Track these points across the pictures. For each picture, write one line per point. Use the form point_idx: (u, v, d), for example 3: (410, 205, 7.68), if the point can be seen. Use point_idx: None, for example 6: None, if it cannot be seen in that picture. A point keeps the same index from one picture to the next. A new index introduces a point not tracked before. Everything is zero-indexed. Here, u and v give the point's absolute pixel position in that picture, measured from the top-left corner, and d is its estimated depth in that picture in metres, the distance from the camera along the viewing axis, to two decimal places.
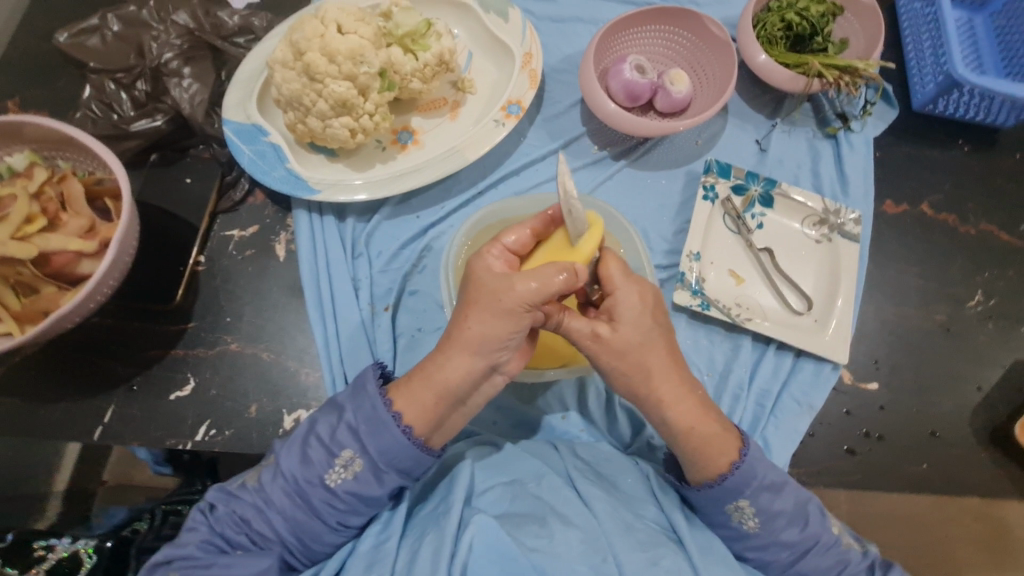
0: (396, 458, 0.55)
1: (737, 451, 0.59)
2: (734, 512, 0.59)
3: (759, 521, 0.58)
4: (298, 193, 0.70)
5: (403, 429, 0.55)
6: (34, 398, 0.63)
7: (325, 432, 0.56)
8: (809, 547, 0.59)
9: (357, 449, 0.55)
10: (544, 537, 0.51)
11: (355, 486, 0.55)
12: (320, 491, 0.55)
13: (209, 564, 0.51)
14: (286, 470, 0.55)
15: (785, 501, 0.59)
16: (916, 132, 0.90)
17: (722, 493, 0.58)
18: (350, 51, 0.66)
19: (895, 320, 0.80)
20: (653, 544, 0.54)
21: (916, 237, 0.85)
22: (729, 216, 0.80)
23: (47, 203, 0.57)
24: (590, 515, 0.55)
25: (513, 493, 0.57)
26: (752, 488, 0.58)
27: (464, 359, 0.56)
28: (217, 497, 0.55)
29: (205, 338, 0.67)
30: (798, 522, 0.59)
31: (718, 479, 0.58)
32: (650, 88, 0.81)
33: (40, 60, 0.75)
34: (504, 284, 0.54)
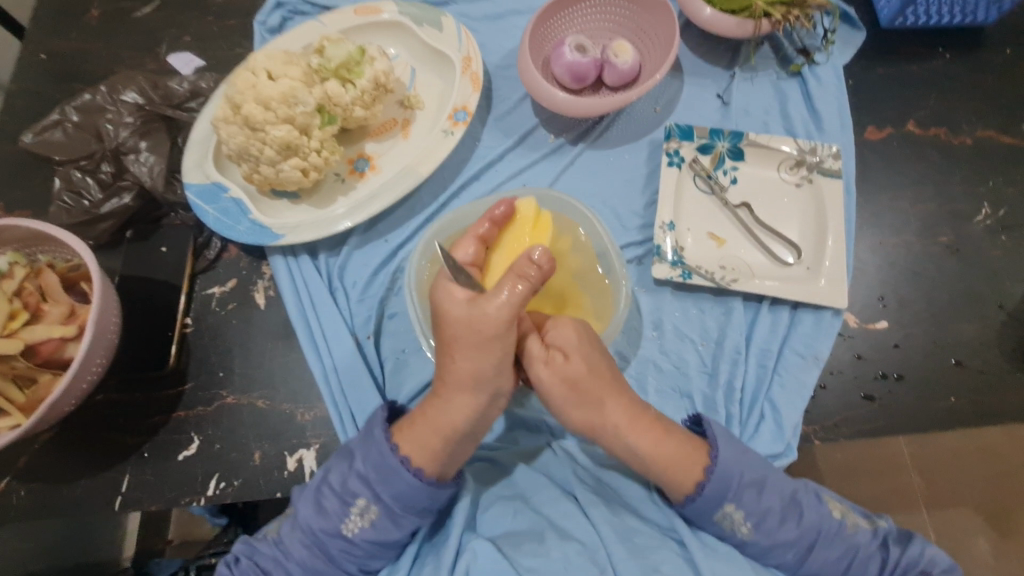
0: (409, 500, 0.56)
1: (705, 456, 0.58)
2: (724, 520, 0.57)
3: (751, 525, 0.57)
4: (265, 242, 0.72)
5: (414, 472, 0.55)
6: (57, 480, 0.66)
7: (338, 482, 0.56)
8: (813, 539, 0.57)
9: (371, 497, 0.56)
10: (542, 554, 0.53)
11: (372, 533, 0.56)
12: (338, 541, 0.56)
13: None
14: (303, 522, 0.56)
15: (771, 496, 0.57)
16: (889, 50, 0.85)
17: (704, 504, 0.57)
18: (282, 95, 0.67)
19: (896, 252, 0.75)
20: (653, 547, 0.56)
21: (908, 159, 0.80)
22: (699, 178, 0.77)
23: (29, 297, 0.61)
24: (589, 524, 0.57)
25: (514, 509, 0.59)
26: (734, 489, 0.57)
27: (464, 398, 0.57)
28: (242, 548, 0.57)
29: (203, 396, 0.69)
30: (791, 514, 0.57)
31: (695, 491, 0.57)
32: (594, 65, 0.78)
33: (14, 162, 0.79)
34: (476, 312, 0.55)
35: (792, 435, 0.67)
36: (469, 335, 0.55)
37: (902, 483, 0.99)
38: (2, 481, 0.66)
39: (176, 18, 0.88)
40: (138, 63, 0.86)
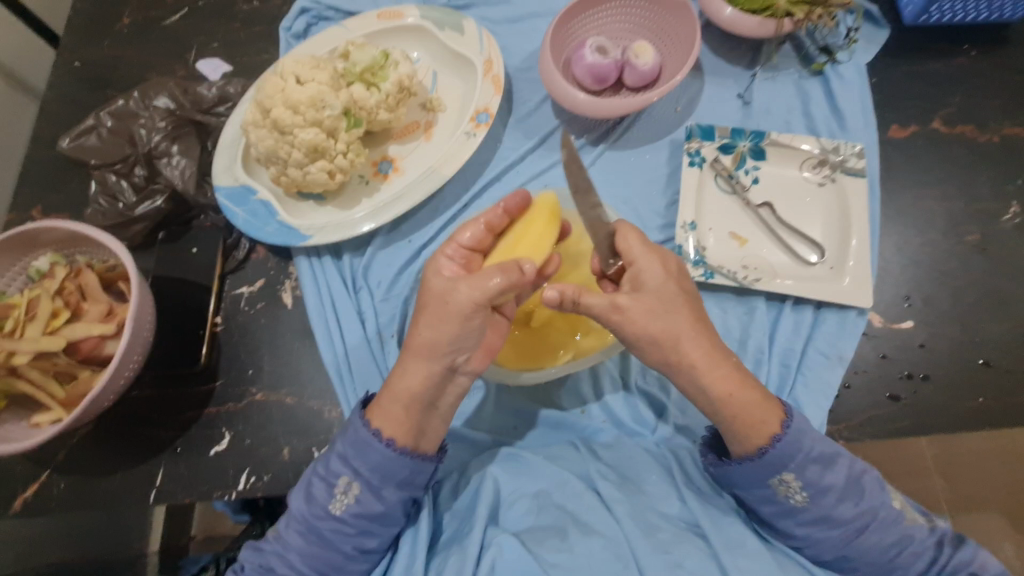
0: (389, 472, 0.56)
1: (779, 422, 0.56)
2: (780, 486, 0.56)
3: (808, 495, 0.55)
4: (293, 242, 0.74)
5: (387, 443, 0.56)
6: (94, 472, 0.68)
7: (320, 467, 0.57)
8: (867, 522, 0.55)
9: (352, 474, 0.56)
10: (565, 550, 0.52)
11: (359, 508, 0.56)
12: (328, 521, 0.56)
13: None
14: (296, 513, 0.56)
15: (837, 474, 0.56)
16: (913, 48, 0.84)
17: (763, 468, 0.56)
18: (310, 99, 0.69)
19: (921, 251, 0.74)
20: (676, 542, 0.54)
21: (933, 157, 0.79)
22: (720, 178, 0.77)
23: (69, 296, 0.63)
24: (612, 519, 0.56)
25: (538, 505, 0.59)
26: (798, 461, 0.55)
27: (420, 363, 0.57)
28: (247, 555, 0.57)
29: (233, 393, 0.71)
30: (853, 494, 0.56)
31: (758, 453, 0.56)
32: (615, 66, 0.79)
33: (52, 166, 0.82)
34: (448, 288, 0.55)
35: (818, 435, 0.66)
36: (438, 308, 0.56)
37: (925, 484, 0.98)
38: (44, 473, 0.68)
39: (205, 26, 0.91)
40: (168, 69, 0.89)
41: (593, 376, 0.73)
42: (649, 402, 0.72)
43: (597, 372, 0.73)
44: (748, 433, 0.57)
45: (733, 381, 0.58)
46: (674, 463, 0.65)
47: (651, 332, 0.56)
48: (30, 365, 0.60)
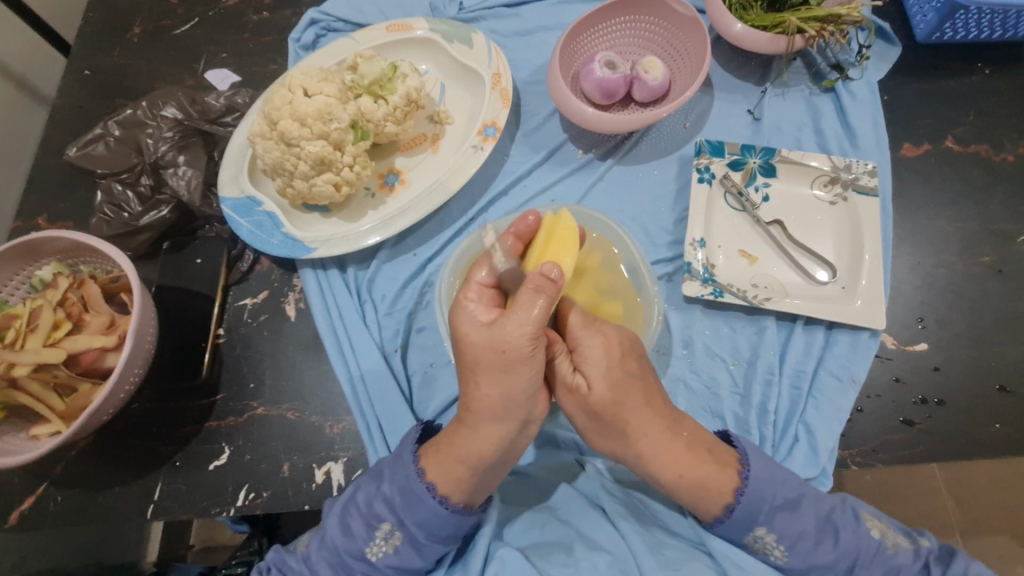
0: (434, 528, 0.55)
1: (737, 477, 0.56)
2: (755, 543, 0.56)
3: (784, 548, 0.55)
4: (297, 254, 0.73)
5: (438, 500, 0.55)
6: (91, 486, 0.67)
7: (363, 506, 0.56)
8: (852, 561, 0.55)
9: (395, 522, 0.55)
10: (569, 564, 0.52)
11: (395, 559, 0.55)
12: (362, 564, 0.56)
13: None
14: (329, 542, 0.56)
15: (805, 520, 0.55)
16: (926, 65, 0.83)
17: (735, 524, 0.56)
18: (318, 112, 0.69)
19: (934, 271, 0.73)
20: (683, 560, 0.54)
21: (946, 175, 0.78)
22: (730, 195, 0.76)
23: (71, 307, 0.62)
24: (617, 534, 0.56)
25: (542, 521, 0.59)
26: (766, 511, 0.55)
27: (493, 427, 0.55)
28: (273, 559, 0.58)
29: (234, 407, 0.70)
30: (827, 536, 0.55)
31: (724, 512, 0.56)
32: (624, 81, 0.78)
33: (57, 174, 0.82)
34: (497, 337, 0.50)
35: (828, 459, 0.65)
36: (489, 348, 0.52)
37: (933, 507, 0.95)
38: (42, 485, 0.67)
39: (214, 35, 0.91)
40: (176, 79, 0.89)
41: None
42: None
43: None
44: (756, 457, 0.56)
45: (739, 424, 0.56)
46: None
47: None
48: (30, 377, 0.59)
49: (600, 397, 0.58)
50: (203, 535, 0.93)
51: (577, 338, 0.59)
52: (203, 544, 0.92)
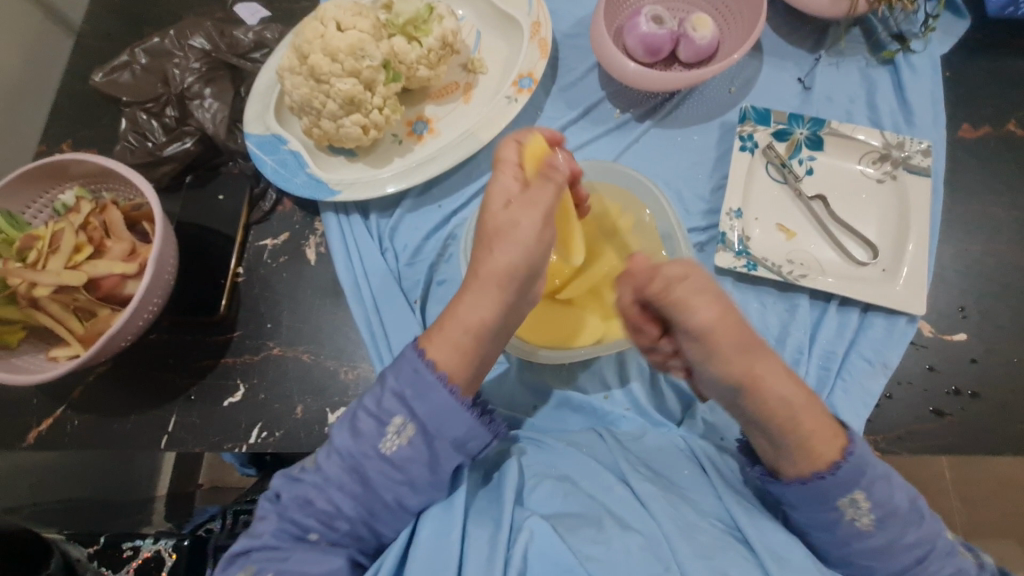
0: (446, 422, 0.54)
1: (840, 449, 0.52)
2: (848, 507, 0.52)
3: (874, 518, 0.52)
4: (320, 196, 0.71)
5: (451, 388, 0.54)
6: (107, 412, 0.68)
7: (372, 403, 0.54)
8: (925, 551, 0.52)
9: (407, 415, 0.53)
10: (602, 543, 0.49)
11: (409, 453, 0.53)
12: (376, 462, 0.53)
13: (285, 557, 0.51)
14: (340, 446, 0.54)
15: (901, 496, 0.53)
16: (995, 42, 0.78)
17: (832, 487, 0.52)
18: (349, 47, 0.66)
19: (983, 260, 0.70)
20: (717, 549, 0.50)
21: (1006, 161, 0.73)
22: (773, 165, 0.73)
23: (93, 232, 0.62)
24: (647, 516, 0.53)
25: (567, 491, 0.55)
26: (868, 478, 0.52)
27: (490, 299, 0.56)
28: (281, 484, 0.55)
29: (251, 345, 0.70)
30: (914, 518, 0.53)
31: (828, 471, 0.52)
32: (670, 38, 0.74)
33: (84, 101, 0.81)
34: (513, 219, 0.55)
35: None
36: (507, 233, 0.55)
37: (941, 504, 0.94)
38: (59, 409, 0.68)
39: None
40: (205, 11, 0.86)
41: (619, 361, 0.69)
42: (677, 392, 0.69)
43: (623, 358, 0.69)
44: (811, 458, 0.52)
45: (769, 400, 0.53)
46: (706, 463, 0.62)
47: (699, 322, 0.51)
48: (51, 299, 0.59)
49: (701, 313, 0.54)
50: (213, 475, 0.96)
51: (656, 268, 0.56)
52: (212, 485, 0.95)
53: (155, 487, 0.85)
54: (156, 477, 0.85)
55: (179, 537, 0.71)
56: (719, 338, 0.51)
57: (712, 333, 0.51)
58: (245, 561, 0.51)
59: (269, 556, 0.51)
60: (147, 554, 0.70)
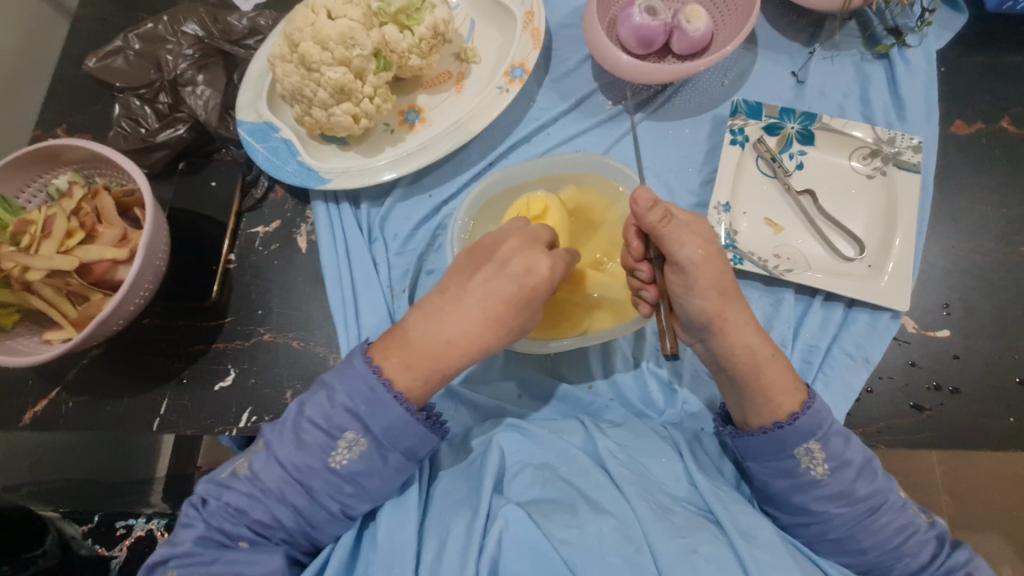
0: (399, 436, 0.54)
1: (798, 403, 0.55)
2: (804, 456, 0.54)
3: (829, 468, 0.54)
4: (311, 184, 0.72)
5: (405, 406, 0.54)
6: (101, 394, 0.69)
7: (319, 416, 0.53)
8: (879, 502, 0.54)
9: (359, 429, 0.53)
10: (575, 527, 0.51)
11: (359, 466, 0.53)
12: (323, 474, 0.53)
13: (211, 561, 0.50)
14: (283, 457, 0.53)
15: (855, 450, 0.55)
16: (992, 38, 0.77)
17: (790, 435, 0.55)
18: (340, 35, 0.66)
19: (969, 257, 0.70)
20: (690, 528, 0.52)
21: (997, 158, 0.73)
22: (762, 160, 0.73)
23: (85, 217, 0.63)
24: (621, 498, 0.55)
25: (544, 479, 0.57)
26: (825, 430, 0.54)
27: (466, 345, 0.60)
28: (209, 489, 0.53)
29: (241, 331, 0.71)
30: (867, 472, 0.54)
31: (787, 419, 0.55)
32: (664, 29, 0.74)
33: (79, 85, 0.81)
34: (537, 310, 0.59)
35: None
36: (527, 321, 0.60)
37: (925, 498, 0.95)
38: (53, 390, 0.69)
39: None
40: None
41: (604, 352, 0.70)
42: (661, 383, 0.69)
43: (609, 349, 0.70)
44: (772, 411, 0.56)
45: None
46: (683, 446, 0.62)
47: None
48: (43, 283, 0.61)
49: None
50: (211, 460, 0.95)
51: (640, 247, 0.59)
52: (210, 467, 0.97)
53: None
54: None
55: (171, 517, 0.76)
56: (698, 277, 0.56)
57: (696, 268, 0.56)
58: (165, 569, 0.50)
59: (192, 562, 0.50)
60: (139, 534, 0.75)
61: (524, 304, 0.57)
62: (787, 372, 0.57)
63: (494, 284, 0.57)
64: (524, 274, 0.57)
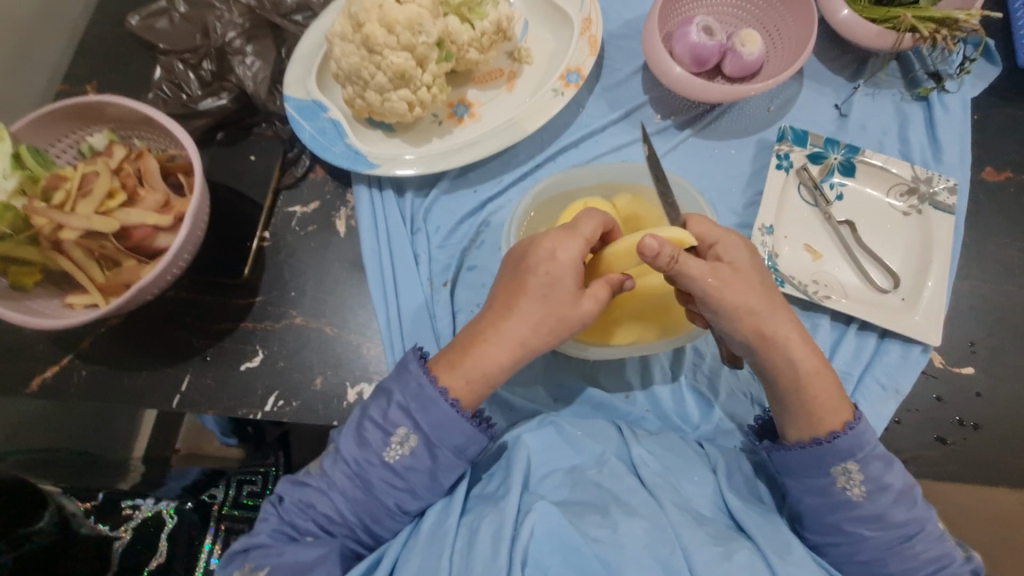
0: (448, 433, 0.54)
1: (841, 422, 0.54)
2: (840, 474, 0.54)
3: (865, 490, 0.53)
4: (358, 168, 0.70)
5: (451, 403, 0.53)
6: (118, 366, 0.66)
7: (378, 413, 0.55)
8: (915, 530, 0.52)
9: (411, 425, 0.54)
10: (607, 527, 0.50)
11: (412, 462, 0.54)
12: (379, 469, 0.53)
13: (282, 551, 0.51)
14: (345, 454, 0.54)
15: (896, 476, 0.54)
16: (1022, 92, 0.81)
17: (828, 453, 0.54)
18: (408, 21, 0.65)
19: (995, 299, 0.72)
20: (727, 538, 0.52)
21: (1023, 207, 0.76)
22: (805, 187, 0.75)
23: (126, 178, 0.60)
24: (655, 505, 0.54)
25: (573, 481, 0.57)
26: (865, 453, 0.53)
27: (503, 354, 0.55)
28: (285, 488, 0.55)
29: (273, 313, 0.69)
30: (907, 499, 0.53)
31: (827, 437, 0.54)
32: (719, 50, 0.75)
33: (116, 44, 0.78)
34: (570, 302, 0.55)
35: None
36: (563, 314, 0.55)
37: None
38: (67, 357, 0.66)
39: None
40: None
41: (642, 363, 0.70)
42: (696, 398, 0.69)
43: (647, 360, 0.70)
44: (810, 424, 0.55)
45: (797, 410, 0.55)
46: (717, 463, 0.62)
47: (735, 311, 0.55)
48: (75, 244, 0.57)
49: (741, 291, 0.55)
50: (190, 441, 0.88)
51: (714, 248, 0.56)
52: (189, 452, 0.87)
53: (133, 444, 0.81)
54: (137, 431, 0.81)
55: (180, 500, 0.69)
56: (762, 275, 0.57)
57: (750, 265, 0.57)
58: (244, 558, 0.50)
59: (264, 552, 0.51)
60: (145, 517, 0.66)
61: (552, 286, 0.54)
62: (836, 391, 0.56)
63: (526, 275, 0.55)
64: (547, 261, 0.55)
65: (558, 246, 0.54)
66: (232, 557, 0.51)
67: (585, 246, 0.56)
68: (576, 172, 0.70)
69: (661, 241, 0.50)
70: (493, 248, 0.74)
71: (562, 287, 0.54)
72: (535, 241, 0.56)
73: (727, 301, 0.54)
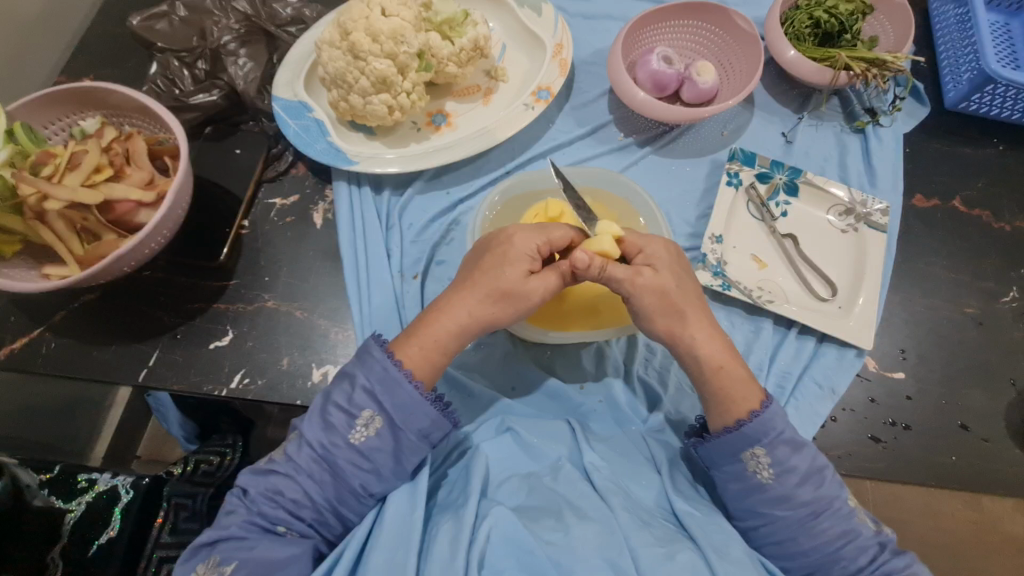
0: (412, 415, 0.56)
1: (746, 411, 0.58)
2: (750, 460, 0.57)
3: (774, 472, 0.57)
4: (337, 164, 0.75)
5: (415, 384, 0.56)
6: (88, 340, 0.68)
7: (342, 398, 0.56)
8: (822, 507, 0.56)
9: (376, 407, 0.56)
10: (560, 531, 0.52)
11: (377, 444, 0.55)
12: (345, 452, 0.55)
13: (253, 545, 0.51)
14: (310, 439, 0.55)
15: (803, 458, 0.57)
16: (949, 130, 0.90)
17: (738, 439, 0.58)
18: (392, 32, 0.71)
19: (924, 312, 0.78)
20: (671, 540, 0.54)
21: (948, 230, 0.83)
22: (752, 204, 0.81)
23: (114, 156, 0.63)
24: (605, 508, 0.55)
25: (529, 486, 0.58)
26: (770, 438, 0.57)
27: (459, 326, 0.59)
28: (249, 478, 0.55)
29: (246, 295, 0.71)
30: (814, 478, 0.57)
31: (735, 425, 0.58)
32: (676, 78, 0.83)
33: (115, 42, 0.83)
34: (518, 282, 0.59)
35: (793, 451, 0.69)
36: (513, 293, 0.59)
37: None
38: (37, 330, 0.68)
39: None
40: None
41: (598, 356, 0.74)
42: (646, 390, 0.74)
43: (603, 352, 0.74)
44: (733, 408, 0.59)
45: (732, 397, 0.59)
46: (662, 465, 0.64)
47: (668, 304, 0.60)
48: (59, 215, 0.60)
49: (672, 283, 0.60)
50: (151, 447, 1.03)
51: (647, 244, 0.62)
52: (148, 458, 1.02)
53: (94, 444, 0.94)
54: (97, 435, 0.94)
55: (138, 476, 0.74)
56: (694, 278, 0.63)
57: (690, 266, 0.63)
58: (212, 550, 0.51)
59: (237, 544, 0.51)
60: (102, 488, 0.71)
61: (502, 264, 0.59)
62: (745, 374, 0.60)
63: (485, 254, 0.61)
64: (505, 244, 0.60)
65: (517, 232, 0.60)
66: (197, 550, 0.51)
67: (545, 244, 0.61)
68: (541, 176, 0.76)
69: (591, 254, 0.57)
70: (462, 245, 0.78)
71: (511, 267, 0.59)
72: (502, 229, 0.62)
73: (647, 310, 0.60)
